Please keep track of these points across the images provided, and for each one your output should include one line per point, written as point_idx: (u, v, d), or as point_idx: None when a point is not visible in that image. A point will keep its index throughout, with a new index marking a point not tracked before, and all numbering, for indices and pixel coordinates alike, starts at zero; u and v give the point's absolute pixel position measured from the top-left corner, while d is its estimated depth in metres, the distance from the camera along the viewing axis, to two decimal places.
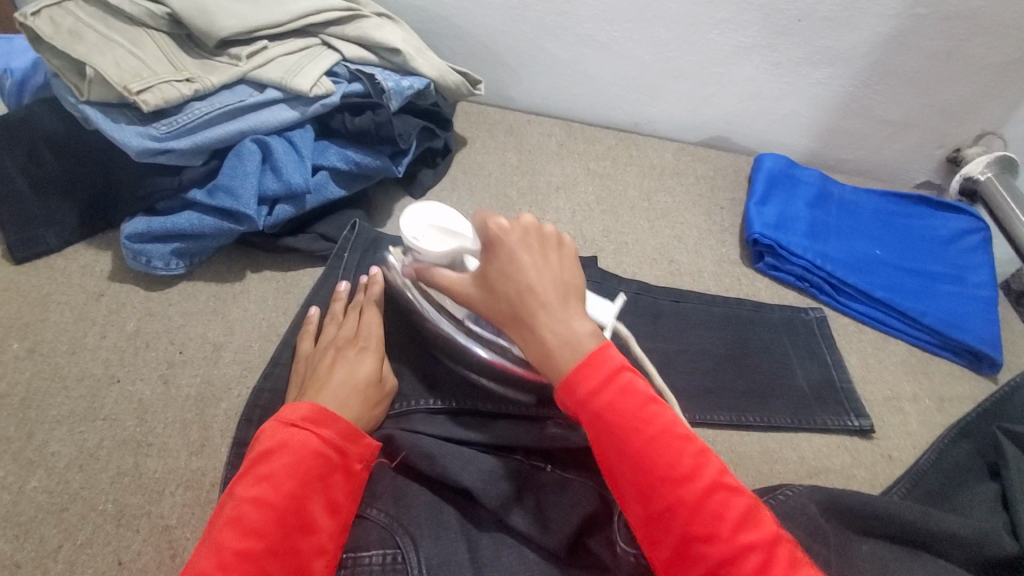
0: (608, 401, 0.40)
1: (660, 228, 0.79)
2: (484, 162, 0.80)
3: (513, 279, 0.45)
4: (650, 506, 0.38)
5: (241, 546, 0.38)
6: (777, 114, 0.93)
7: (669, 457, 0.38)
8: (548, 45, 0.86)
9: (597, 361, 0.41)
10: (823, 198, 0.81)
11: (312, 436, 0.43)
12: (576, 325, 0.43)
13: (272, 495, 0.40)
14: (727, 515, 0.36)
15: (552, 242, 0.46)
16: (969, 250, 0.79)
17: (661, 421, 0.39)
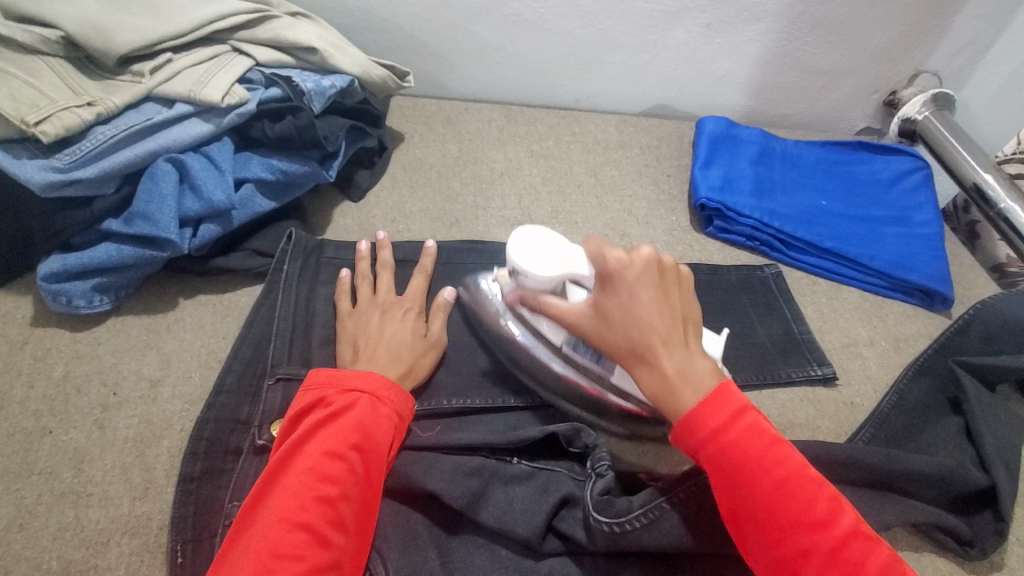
0: (734, 438, 0.40)
1: (609, 203, 0.78)
2: (424, 156, 0.78)
3: (634, 315, 0.45)
4: (780, 549, 0.38)
5: (319, 490, 0.40)
6: (715, 75, 0.92)
7: (804, 502, 0.39)
8: (477, 29, 0.84)
9: (724, 398, 0.42)
10: (767, 156, 0.81)
11: (376, 391, 0.46)
12: (700, 366, 0.43)
13: (341, 445, 0.42)
14: (866, 565, 0.37)
15: (674, 279, 0.47)
16: (912, 191, 0.80)
17: (792, 463, 0.40)
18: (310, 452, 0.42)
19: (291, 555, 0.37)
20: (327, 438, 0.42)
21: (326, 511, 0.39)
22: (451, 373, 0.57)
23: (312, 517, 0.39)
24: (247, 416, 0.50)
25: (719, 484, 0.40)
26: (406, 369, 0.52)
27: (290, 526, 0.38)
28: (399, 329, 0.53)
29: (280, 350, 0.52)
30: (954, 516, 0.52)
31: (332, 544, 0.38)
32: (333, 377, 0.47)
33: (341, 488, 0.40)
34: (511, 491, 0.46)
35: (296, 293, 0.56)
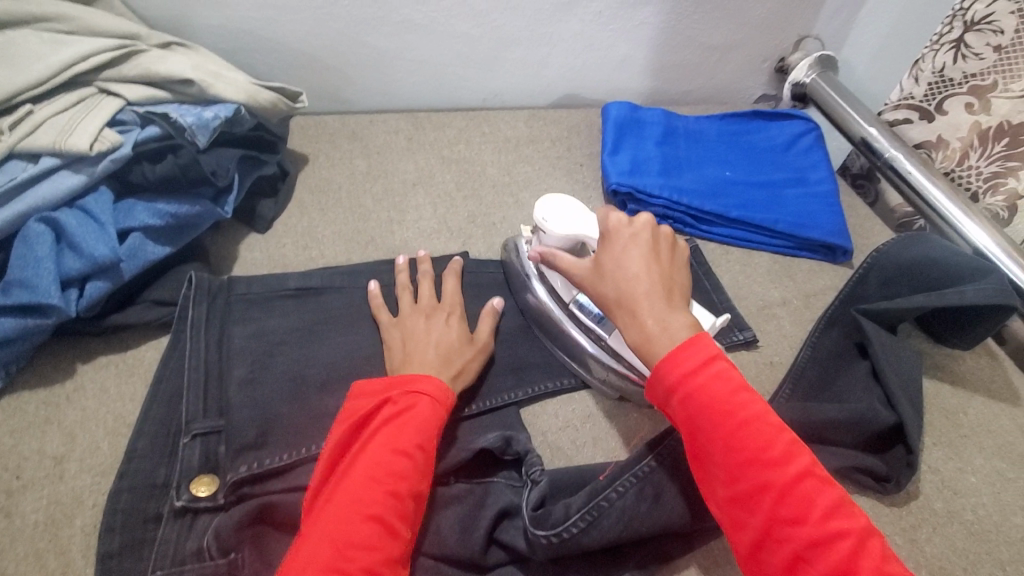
0: (700, 383, 0.43)
1: (525, 200, 0.78)
2: (331, 176, 0.75)
3: (623, 267, 0.50)
4: (737, 488, 0.41)
5: (390, 487, 0.42)
6: (614, 61, 0.94)
7: (762, 442, 0.41)
8: (370, 38, 0.82)
9: (694, 347, 0.44)
10: (671, 135, 0.84)
11: (435, 394, 0.49)
12: (678, 319, 0.47)
13: (405, 446, 0.45)
14: (817, 501, 0.39)
15: (667, 246, 0.53)
16: (806, 152, 0.85)
17: (754, 407, 0.42)
18: (377, 450, 0.44)
19: (364, 547, 0.40)
20: (394, 435, 0.45)
21: (397, 506, 0.42)
22: None
23: (381, 511, 0.41)
24: (166, 478, 0.48)
25: (687, 429, 0.43)
26: (456, 369, 0.53)
27: (363, 518, 0.41)
28: (441, 331, 0.55)
29: (194, 404, 0.50)
30: (871, 456, 0.55)
31: (401, 537, 0.41)
32: (392, 380, 0.50)
33: (410, 485, 0.43)
34: (448, 514, 0.47)
35: (206, 340, 0.54)
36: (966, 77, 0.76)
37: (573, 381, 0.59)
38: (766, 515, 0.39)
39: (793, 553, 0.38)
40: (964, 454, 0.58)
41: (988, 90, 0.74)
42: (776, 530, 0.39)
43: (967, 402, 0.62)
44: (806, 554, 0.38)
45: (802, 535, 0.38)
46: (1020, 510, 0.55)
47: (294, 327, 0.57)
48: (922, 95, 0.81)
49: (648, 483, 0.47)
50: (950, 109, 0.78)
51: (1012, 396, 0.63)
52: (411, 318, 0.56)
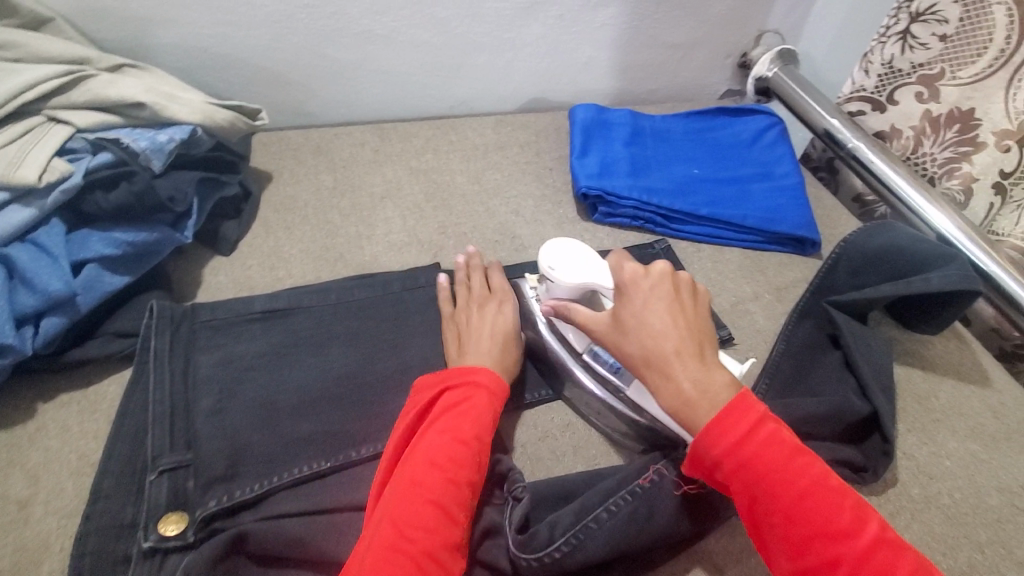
0: (754, 452, 0.43)
1: (495, 208, 0.77)
2: (297, 193, 0.74)
3: (648, 325, 0.49)
4: (806, 562, 0.41)
5: (450, 472, 0.45)
6: (579, 63, 0.94)
7: (827, 512, 0.41)
8: (330, 51, 0.80)
9: (742, 411, 0.44)
10: (638, 135, 0.84)
11: (490, 385, 0.51)
12: (715, 379, 0.47)
13: (462, 437, 0.47)
14: (893, 575, 0.39)
15: (688, 294, 0.52)
16: (772, 146, 0.86)
17: (812, 473, 0.43)
18: (438, 438, 0.47)
19: (423, 530, 0.42)
20: (454, 423, 0.48)
21: (456, 491, 0.44)
22: (361, 417, 0.53)
23: (440, 495, 0.44)
24: (134, 516, 0.46)
25: (744, 501, 0.43)
26: (508, 363, 0.56)
27: (424, 502, 0.43)
28: (493, 320, 0.58)
29: (160, 438, 0.48)
30: (848, 448, 0.56)
31: (460, 523, 0.43)
32: (445, 373, 0.52)
33: (467, 472, 0.46)
34: None
35: (171, 370, 0.52)
36: (914, 67, 0.78)
37: (551, 390, 0.59)
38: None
39: None
40: (938, 439, 0.59)
41: (937, 78, 0.76)
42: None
43: (939, 386, 0.63)
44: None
45: None
46: (993, 490, 0.56)
47: (262, 351, 0.56)
48: (874, 87, 0.84)
49: (640, 502, 0.47)
50: (901, 98, 0.81)
51: (981, 377, 0.65)
52: (460, 313, 0.59)
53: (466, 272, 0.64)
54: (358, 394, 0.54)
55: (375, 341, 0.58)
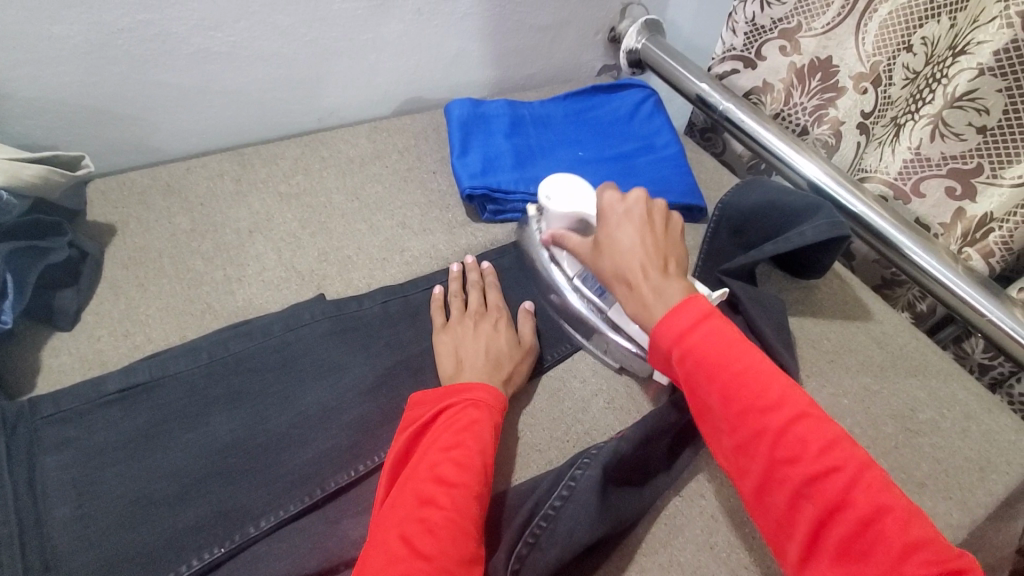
0: (693, 341, 0.45)
1: (379, 222, 0.72)
2: (149, 243, 0.65)
3: (618, 244, 0.53)
4: (736, 437, 0.42)
5: (461, 486, 0.44)
6: (448, 56, 0.91)
7: (757, 390, 0.42)
8: (162, 75, 0.71)
9: (687, 306, 0.46)
10: (519, 124, 0.82)
11: (489, 401, 0.51)
12: (672, 286, 0.49)
13: (464, 454, 0.46)
14: (811, 441, 0.40)
15: (661, 218, 0.54)
16: (649, 119, 0.86)
17: (749, 357, 0.44)
18: (440, 455, 0.46)
19: (434, 543, 0.41)
20: (457, 439, 0.47)
21: (469, 502, 0.44)
22: (252, 487, 0.48)
23: (448, 510, 0.43)
24: None
25: (686, 384, 0.45)
26: (507, 378, 0.56)
27: (430, 518, 0.42)
28: (491, 335, 0.58)
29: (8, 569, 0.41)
30: None
31: (473, 535, 0.42)
32: (444, 391, 0.52)
33: (476, 486, 0.45)
34: None
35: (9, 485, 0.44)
36: (774, 23, 0.80)
37: None
38: (765, 459, 0.41)
39: (793, 491, 0.40)
40: (834, 379, 0.62)
41: (796, 32, 0.79)
42: (776, 474, 0.40)
43: (828, 328, 0.67)
44: (805, 490, 0.39)
45: (798, 475, 0.40)
46: (888, 418, 0.60)
47: (125, 440, 0.48)
48: (742, 45, 0.86)
49: (557, 523, 0.47)
50: (767, 53, 0.83)
51: (863, 312, 0.69)
52: (454, 328, 0.59)
53: (461, 284, 0.63)
54: (247, 464, 0.49)
55: (261, 397, 0.52)
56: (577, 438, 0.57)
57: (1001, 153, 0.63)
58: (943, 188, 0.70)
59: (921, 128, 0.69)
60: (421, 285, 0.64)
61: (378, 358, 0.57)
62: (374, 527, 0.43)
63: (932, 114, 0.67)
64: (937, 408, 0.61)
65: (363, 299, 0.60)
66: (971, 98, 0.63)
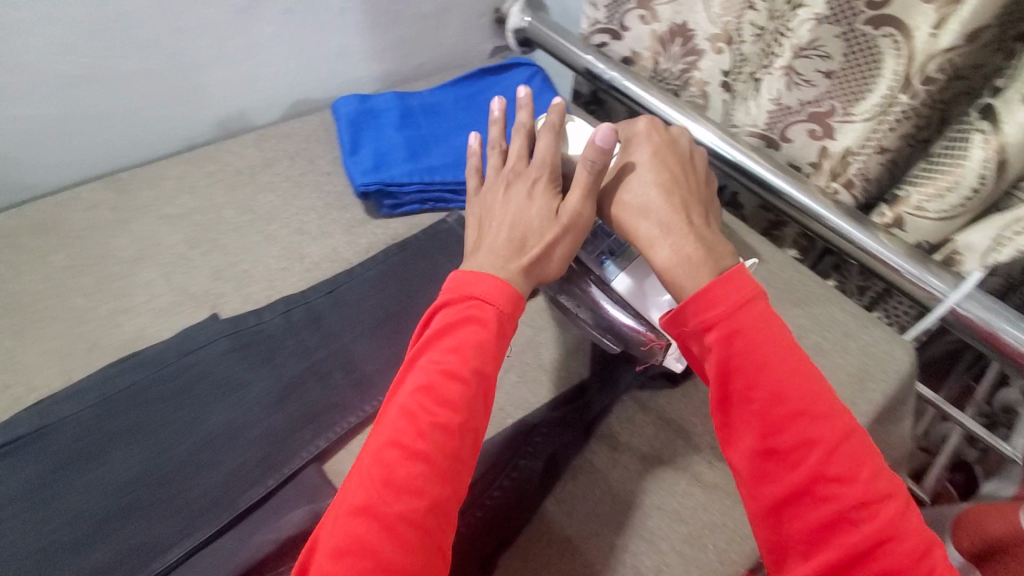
0: (744, 329, 0.45)
1: (275, 232, 0.70)
2: (24, 286, 0.62)
3: (660, 194, 0.53)
4: (781, 439, 0.43)
5: (444, 416, 0.43)
6: (330, 53, 0.88)
7: (811, 395, 0.43)
8: (15, 108, 0.66)
9: (735, 290, 0.46)
10: (409, 115, 0.82)
11: (493, 301, 0.47)
12: (718, 244, 0.51)
13: (455, 379, 0.44)
14: (861, 462, 0.42)
15: (699, 171, 0.57)
16: (538, 96, 0.88)
17: (801, 362, 0.45)
18: (427, 382, 0.44)
19: (406, 484, 0.40)
20: (450, 357, 0.45)
21: (451, 436, 0.42)
22: (161, 517, 0.47)
23: (427, 447, 0.42)
24: None
25: (729, 371, 0.45)
26: (536, 241, 0.51)
27: (407, 463, 0.41)
28: (523, 202, 0.53)
29: None
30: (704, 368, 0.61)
31: (449, 471, 0.42)
32: (451, 286, 0.48)
33: (459, 419, 0.43)
34: None
35: None
36: None
37: (376, 404, 0.55)
38: (814, 469, 0.42)
39: (837, 507, 0.41)
40: None
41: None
42: (819, 488, 0.41)
43: None
44: (850, 513, 0.41)
45: (847, 493, 0.41)
46: None
47: (17, 495, 0.46)
48: (605, 18, 0.90)
49: (494, 510, 0.51)
50: (630, 24, 0.88)
51: (751, 254, 0.73)
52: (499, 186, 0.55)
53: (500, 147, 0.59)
54: (154, 496, 0.48)
55: (161, 426, 0.51)
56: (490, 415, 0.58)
57: (848, 94, 0.69)
58: (807, 131, 0.75)
59: (777, 80, 0.74)
60: (321, 289, 0.63)
61: (284, 368, 0.56)
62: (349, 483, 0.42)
63: (784, 66, 0.72)
64: (821, 332, 0.66)
65: (262, 312, 0.59)
66: (815, 46, 0.68)
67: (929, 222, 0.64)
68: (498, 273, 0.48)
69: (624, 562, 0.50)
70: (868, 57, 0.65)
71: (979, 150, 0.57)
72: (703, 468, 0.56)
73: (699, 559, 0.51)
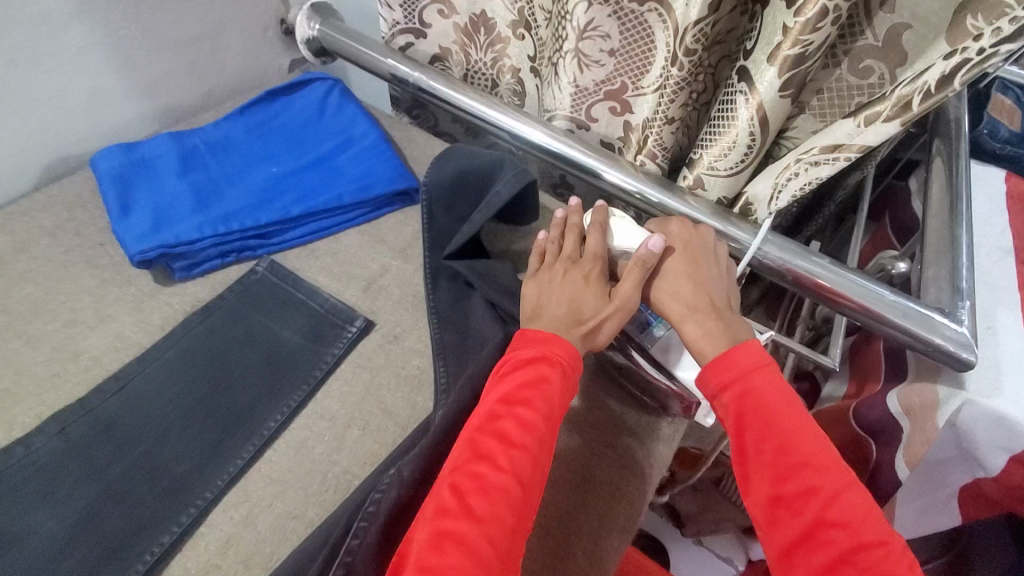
0: (753, 386, 0.49)
1: (39, 330, 0.59)
2: None
3: (692, 282, 0.55)
4: (789, 483, 0.45)
5: (520, 449, 0.45)
6: (81, 101, 0.75)
7: (816, 445, 0.46)
8: None
9: (742, 355, 0.50)
10: (192, 158, 0.72)
11: (565, 360, 0.50)
12: (744, 330, 0.53)
13: (527, 424, 0.46)
14: (861, 509, 0.43)
15: (723, 254, 0.60)
16: (340, 110, 0.81)
17: (807, 417, 0.48)
18: (500, 423, 0.46)
19: (484, 509, 0.42)
20: (525, 398, 0.47)
21: (524, 468, 0.44)
22: None
23: (497, 481, 0.43)
24: None
25: (740, 419, 0.48)
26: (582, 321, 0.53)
27: (480, 494, 0.42)
28: (569, 283, 0.55)
29: None
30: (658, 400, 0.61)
31: (520, 508, 0.43)
32: (527, 337, 0.52)
33: (534, 456, 0.45)
34: None
35: None
36: None
37: (192, 512, 0.48)
38: (817, 514, 0.43)
39: (839, 551, 0.41)
40: None
41: None
42: (822, 531, 0.42)
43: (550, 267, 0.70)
44: (852, 557, 0.41)
45: (847, 538, 0.42)
46: None
47: None
48: (404, 18, 0.86)
49: None
50: (430, 19, 0.85)
51: None
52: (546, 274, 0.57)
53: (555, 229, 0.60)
54: None
55: None
56: (335, 485, 0.51)
57: (634, 68, 0.71)
58: (608, 109, 0.77)
59: (570, 63, 0.73)
60: (104, 389, 0.54)
61: (72, 499, 0.48)
62: (405, 539, 0.41)
63: (572, 49, 0.72)
64: None
65: (29, 439, 0.50)
66: (593, 27, 0.69)
67: (721, 178, 0.68)
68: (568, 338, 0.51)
69: None
70: (642, 33, 0.67)
71: (744, 111, 0.61)
72: (562, 472, 0.57)
73: (570, 568, 0.51)
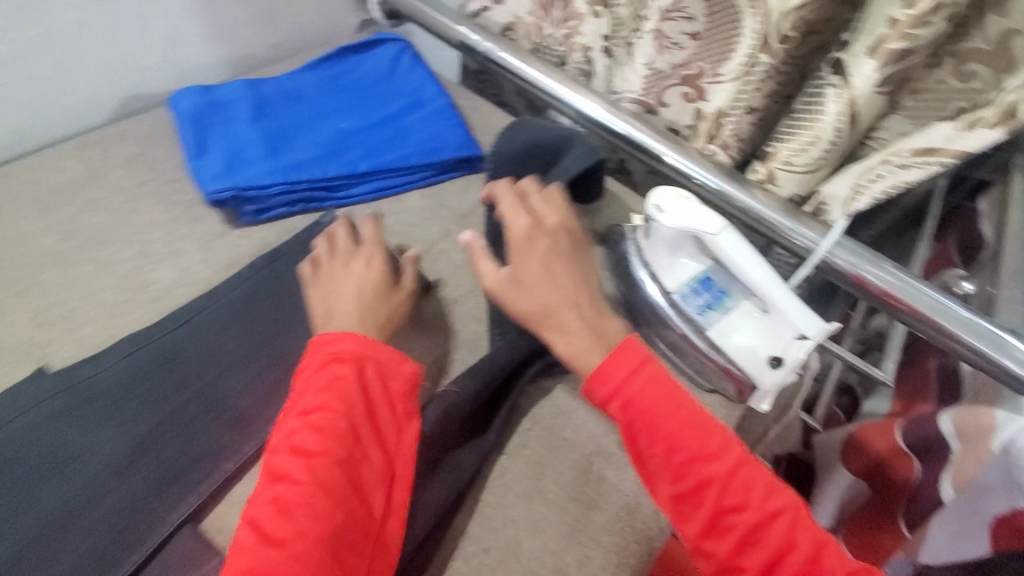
0: (636, 390, 0.49)
1: (111, 258, 0.60)
2: None
3: (544, 280, 0.54)
4: (685, 488, 0.47)
5: (322, 454, 0.45)
6: (159, 39, 0.76)
7: (698, 442, 0.48)
8: None
9: (626, 355, 0.51)
10: (265, 105, 0.72)
11: (356, 349, 0.50)
12: (612, 325, 0.54)
13: (325, 419, 0.46)
14: (752, 485, 0.46)
15: (578, 238, 0.59)
16: (410, 72, 0.81)
17: (691, 408, 0.49)
18: (297, 426, 0.46)
19: (295, 518, 0.42)
20: (320, 397, 0.47)
21: (327, 469, 0.44)
22: None
23: (291, 491, 0.43)
24: None
25: (630, 431, 0.49)
26: (362, 313, 0.53)
27: (281, 510, 0.42)
28: (355, 278, 0.55)
29: None
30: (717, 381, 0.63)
31: (336, 502, 0.44)
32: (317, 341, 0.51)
33: (345, 447, 0.46)
34: None
35: None
36: None
37: (252, 446, 0.50)
38: (713, 506, 0.46)
39: (738, 533, 0.45)
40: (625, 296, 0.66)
41: None
42: (723, 519, 0.46)
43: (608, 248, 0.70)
44: (752, 535, 0.45)
45: (744, 518, 0.45)
46: None
47: None
48: None
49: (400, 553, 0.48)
50: None
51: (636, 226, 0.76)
52: (379, 275, 0.56)
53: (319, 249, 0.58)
54: None
55: None
56: None
57: (716, 54, 0.69)
58: (681, 95, 0.74)
59: (647, 44, 0.73)
60: (172, 320, 0.55)
61: (139, 421, 0.49)
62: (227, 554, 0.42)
63: (652, 29, 0.71)
64: None
65: (100, 359, 0.51)
66: (678, 8, 0.68)
67: (796, 175, 0.66)
68: (345, 328, 0.52)
69: (545, 562, 0.50)
70: (728, 18, 0.65)
71: (833, 105, 0.59)
72: (613, 449, 0.56)
73: None
